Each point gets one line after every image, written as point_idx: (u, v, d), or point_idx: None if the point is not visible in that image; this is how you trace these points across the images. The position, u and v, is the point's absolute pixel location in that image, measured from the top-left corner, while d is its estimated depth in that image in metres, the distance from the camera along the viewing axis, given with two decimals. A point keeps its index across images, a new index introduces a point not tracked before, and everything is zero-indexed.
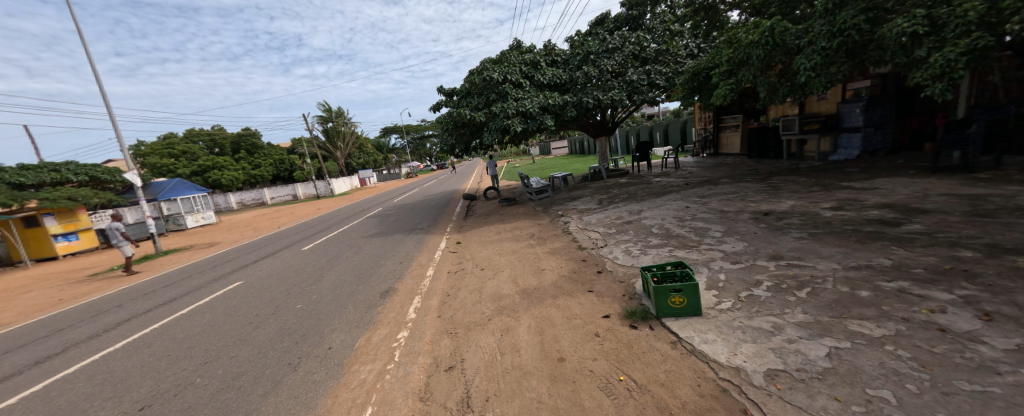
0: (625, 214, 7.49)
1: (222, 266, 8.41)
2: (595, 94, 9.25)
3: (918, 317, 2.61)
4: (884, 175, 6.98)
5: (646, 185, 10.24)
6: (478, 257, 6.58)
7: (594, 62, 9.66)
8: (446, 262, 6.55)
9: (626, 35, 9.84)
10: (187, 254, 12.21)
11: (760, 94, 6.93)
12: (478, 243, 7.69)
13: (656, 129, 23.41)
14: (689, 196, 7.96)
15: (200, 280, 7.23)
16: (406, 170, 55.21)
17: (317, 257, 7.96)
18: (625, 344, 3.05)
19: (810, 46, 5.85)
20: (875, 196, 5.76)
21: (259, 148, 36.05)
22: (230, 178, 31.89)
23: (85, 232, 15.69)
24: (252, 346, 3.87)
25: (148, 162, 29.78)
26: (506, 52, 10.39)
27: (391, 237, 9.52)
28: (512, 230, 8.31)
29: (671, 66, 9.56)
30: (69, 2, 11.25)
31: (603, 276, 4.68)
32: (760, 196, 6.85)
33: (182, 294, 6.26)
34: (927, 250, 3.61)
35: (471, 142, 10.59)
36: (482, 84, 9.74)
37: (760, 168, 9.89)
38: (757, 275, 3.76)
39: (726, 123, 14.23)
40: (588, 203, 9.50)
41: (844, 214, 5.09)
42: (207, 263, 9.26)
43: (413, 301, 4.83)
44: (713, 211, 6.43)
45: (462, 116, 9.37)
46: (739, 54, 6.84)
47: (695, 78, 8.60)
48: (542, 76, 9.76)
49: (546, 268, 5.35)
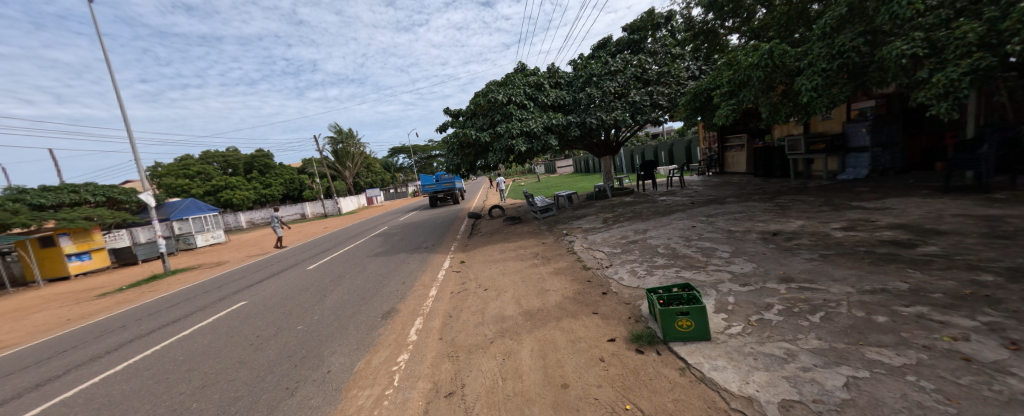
0: (631, 233, 7.42)
1: (227, 286, 8.41)
2: (598, 114, 9.31)
3: (940, 345, 2.48)
4: (896, 194, 6.85)
5: (652, 204, 10.20)
6: (481, 277, 6.53)
7: (597, 83, 9.80)
8: (450, 282, 6.50)
9: (628, 59, 10.00)
10: (194, 274, 12.29)
11: (763, 115, 6.93)
12: (482, 262, 7.65)
13: (661, 148, 23.64)
14: (695, 215, 7.87)
15: (204, 300, 7.27)
16: (411, 190, 56.05)
17: (322, 276, 8.03)
18: (631, 370, 2.94)
19: (810, 68, 5.86)
20: (887, 215, 5.63)
21: (271, 168, 39.05)
22: (242, 198, 34.17)
23: (98, 252, 16.15)
24: (250, 368, 3.82)
25: (165, 181, 31.76)
26: (511, 75, 10.69)
27: (395, 256, 9.53)
28: (516, 249, 8.28)
29: (673, 87, 9.60)
30: (99, 34, 12.05)
31: (608, 298, 4.58)
32: (768, 215, 6.76)
33: (187, 314, 6.30)
34: (945, 273, 3.47)
35: (476, 162, 10.75)
36: (488, 105, 9.99)
37: (767, 187, 9.81)
38: (768, 298, 3.64)
39: (732, 143, 14.26)
40: (593, 222, 9.45)
41: (856, 235, 4.97)
42: (213, 283, 9.30)
43: (414, 322, 4.78)
44: (720, 230, 6.35)
45: (467, 137, 9.58)
46: (739, 76, 6.89)
47: (696, 99, 8.64)
48: (545, 97, 9.96)
49: (550, 289, 5.24)
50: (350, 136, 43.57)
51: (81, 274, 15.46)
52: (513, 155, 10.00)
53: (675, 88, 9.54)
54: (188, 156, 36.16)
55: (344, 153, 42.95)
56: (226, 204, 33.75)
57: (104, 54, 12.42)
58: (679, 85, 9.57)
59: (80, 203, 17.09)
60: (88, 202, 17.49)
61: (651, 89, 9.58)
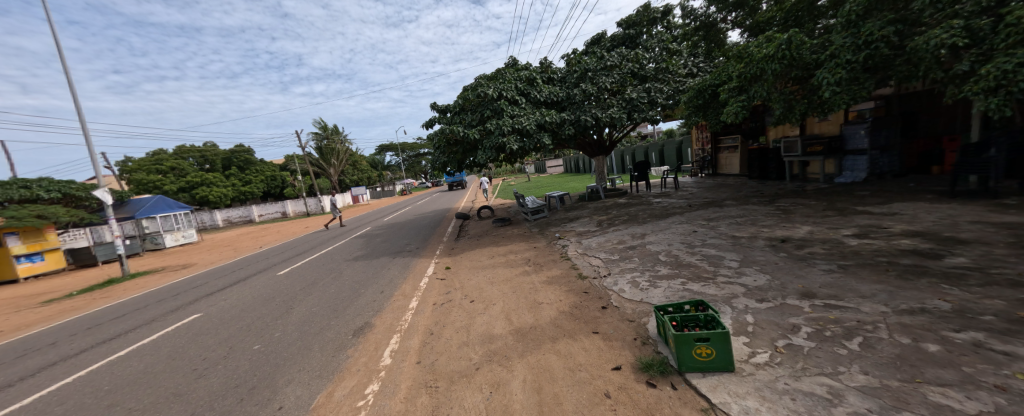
0: (628, 238, 6.99)
1: (187, 294, 7.65)
2: (593, 111, 8.75)
3: (1017, 386, 2.05)
4: (900, 199, 6.60)
5: (647, 206, 9.84)
6: (467, 286, 5.98)
7: (592, 79, 9.26)
8: (433, 292, 5.92)
9: (625, 54, 9.41)
10: (154, 278, 11.32)
11: (776, 111, 6.64)
12: (469, 268, 7.12)
13: (651, 149, 23.50)
14: (694, 218, 7.49)
15: (156, 311, 6.52)
16: (398, 189, 54.96)
17: (294, 283, 7.36)
18: (643, 412, 2.44)
19: (833, 60, 5.50)
20: (898, 221, 5.32)
21: (252, 164, 37.65)
22: (219, 195, 32.77)
23: (52, 253, 14.94)
24: (185, 404, 3.20)
25: (136, 177, 30.18)
26: (502, 70, 10.19)
27: (375, 260, 8.90)
28: (506, 254, 7.74)
29: (673, 84, 9.04)
30: (47, 15, 10.99)
31: (608, 313, 4.10)
32: (771, 220, 6.41)
33: (131, 329, 5.57)
34: (987, 291, 3.09)
35: (465, 160, 10.35)
36: (476, 100, 9.49)
37: (765, 190, 9.54)
38: (792, 317, 3.21)
39: (725, 144, 14.08)
40: (587, 224, 9.01)
41: (872, 243, 4.60)
42: (172, 289, 8.49)
43: (390, 341, 4.21)
44: (723, 236, 5.96)
45: (455, 133, 9.06)
46: (752, 69, 6.49)
47: (700, 96, 8.28)
48: (538, 93, 9.54)
49: (543, 303, 4.72)
50: (336, 132, 42.65)
51: (31, 277, 14.21)
52: (504, 153, 9.54)
53: (675, 85, 9.00)
54: (161, 151, 34.45)
55: (329, 149, 41.71)
56: (202, 202, 32.26)
57: (53, 38, 11.38)
58: (678, 83, 9.04)
59: (33, 200, 15.78)
60: (41, 199, 16.13)
61: (649, 85, 9.02)
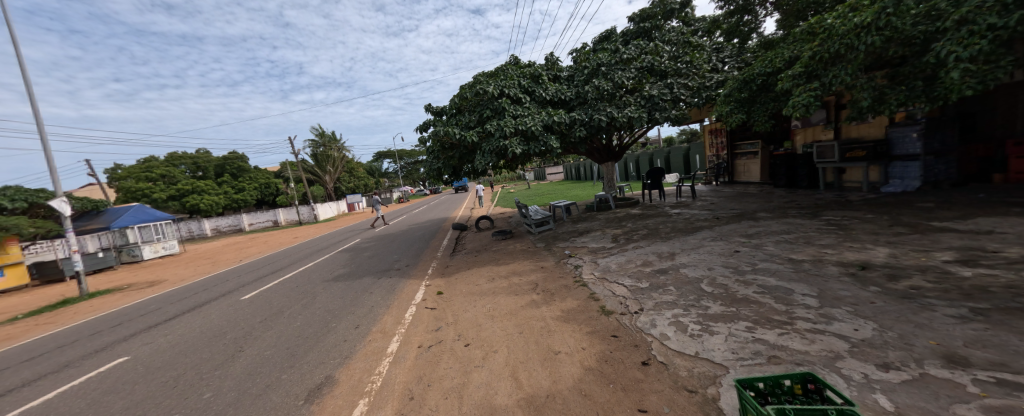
0: (654, 258, 5.88)
1: (131, 323, 6.47)
2: (608, 110, 7.65)
3: None
4: (982, 212, 5.51)
5: (666, 218, 8.77)
6: (462, 321, 4.84)
7: (605, 74, 8.16)
8: (419, 328, 4.80)
9: (642, 46, 8.34)
10: (114, 298, 10.16)
11: (862, 102, 5.43)
12: (465, 294, 6.00)
13: (657, 155, 22.64)
14: (729, 235, 6.39)
15: (80, 349, 5.34)
16: (395, 196, 53.94)
17: (257, 311, 6.20)
18: None
19: (965, 26, 4.33)
20: (1006, 243, 4.20)
21: (245, 171, 36.68)
22: (211, 203, 31.49)
23: (13, 268, 13.77)
24: None
25: (123, 185, 29.18)
26: (503, 67, 9.30)
27: (358, 280, 7.77)
28: (508, 276, 6.60)
29: (699, 79, 7.87)
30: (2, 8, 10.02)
31: (654, 375, 2.94)
32: (830, 238, 5.31)
33: (34, 379, 4.39)
34: None
35: (461, 166, 9.35)
36: (475, 99, 8.53)
37: (799, 200, 8.48)
38: (958, 405, 2.04)
39: (743, 149, 13.12)
40: (601, 240, 7.92)
41: (994, 275, 3.47)
42: (119, 315, 7.32)
43: (354, 412, 3.04)
44: (776, 259, 4.85)
45: (451, 135, 8.10)
46: (833, 46, 5.25)
47: (746, 87, 6.97)
48: (543, 91, 8.56)
49: (560, 352, 3.57)
50: (332, 139, 41.81)
51: None
52: (505, 158, 8.53)
53: (701, 79, 7.82)
54: (151, 158, 33.41)
55: (325, 156, 40.86)
56: (191, 210, 31.17)
57: (9, 33, 10.39)
58: (705, 77, 7.86)
59: None
60: (4, 210, 14.99)
61: (674, 80, 7.84)
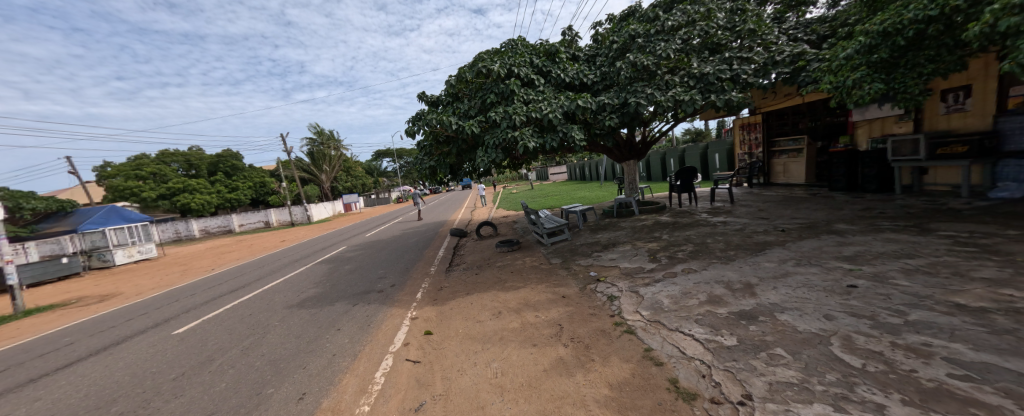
0: (724, 291, 4.25)
1: (14, 369, 4.82)
2: (648, 90, 5.96)
3: None
4: None
5: (710, 229, 7.18)
6: (455, 395, 3.20)
7: (642, 48, 6.51)
8: (393, 405, 3.17)
9: (689, 11, 6.65)
10: (49, 319, 8.55)
11: None
12: (463, 339, 4.37)
13: (670, 155, 21.14)
14: (817, 256, 4.77)
15: None
16: (393, 196, 52.35)
17: (179, 359, 4.56)
18: None
19: None
20: None
21: (240, 170, 34.89)
22: (202, 202, 30.00)
23: None
24: None
25: (112, 183, 27.69)
26: (510, 43, 7.72)
27: (329, 307, 6.16)
28: (519, 310, 4.96)
29: (766, 51, 6.13)
30: None
31: None
32: (987, 268, 3.67)
33: None
34: None
35: (462, 163, 7.76)
36: (476, 81, 6.89)
37: (878, 208, 6.83)
38: None
39: (782, 147, 11.54)
40: (635, 257, 6.32)
41: None
42: (19, 351, 5.71)
43: None
44: (931, 304, 3.19)
45: (446, 126, 6.49)
46: None
47: (884, 43, 4.78)
48: (562, 71, 6.96)
49: None
50: (330, 137, 40.31)
51: None
52: (513, 154, 6.89)
53: (770, 50, 6.10)
54: (139, 155, 31.71)
55: (322, 155, 39.50)
56: (182, 210, 29.78)
57: None
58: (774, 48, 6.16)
59: None
60: None
61: (734, 52, 6.07)
